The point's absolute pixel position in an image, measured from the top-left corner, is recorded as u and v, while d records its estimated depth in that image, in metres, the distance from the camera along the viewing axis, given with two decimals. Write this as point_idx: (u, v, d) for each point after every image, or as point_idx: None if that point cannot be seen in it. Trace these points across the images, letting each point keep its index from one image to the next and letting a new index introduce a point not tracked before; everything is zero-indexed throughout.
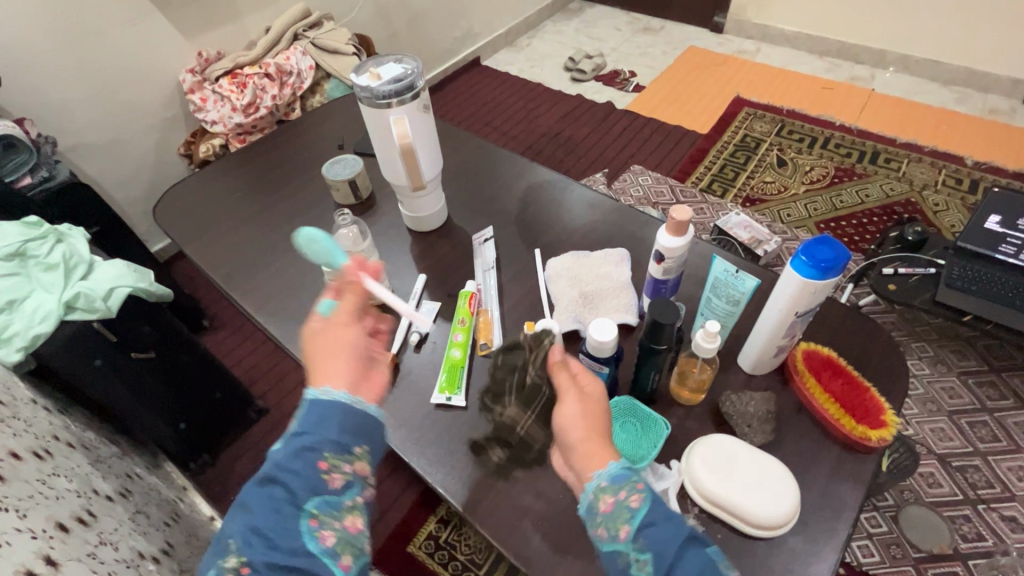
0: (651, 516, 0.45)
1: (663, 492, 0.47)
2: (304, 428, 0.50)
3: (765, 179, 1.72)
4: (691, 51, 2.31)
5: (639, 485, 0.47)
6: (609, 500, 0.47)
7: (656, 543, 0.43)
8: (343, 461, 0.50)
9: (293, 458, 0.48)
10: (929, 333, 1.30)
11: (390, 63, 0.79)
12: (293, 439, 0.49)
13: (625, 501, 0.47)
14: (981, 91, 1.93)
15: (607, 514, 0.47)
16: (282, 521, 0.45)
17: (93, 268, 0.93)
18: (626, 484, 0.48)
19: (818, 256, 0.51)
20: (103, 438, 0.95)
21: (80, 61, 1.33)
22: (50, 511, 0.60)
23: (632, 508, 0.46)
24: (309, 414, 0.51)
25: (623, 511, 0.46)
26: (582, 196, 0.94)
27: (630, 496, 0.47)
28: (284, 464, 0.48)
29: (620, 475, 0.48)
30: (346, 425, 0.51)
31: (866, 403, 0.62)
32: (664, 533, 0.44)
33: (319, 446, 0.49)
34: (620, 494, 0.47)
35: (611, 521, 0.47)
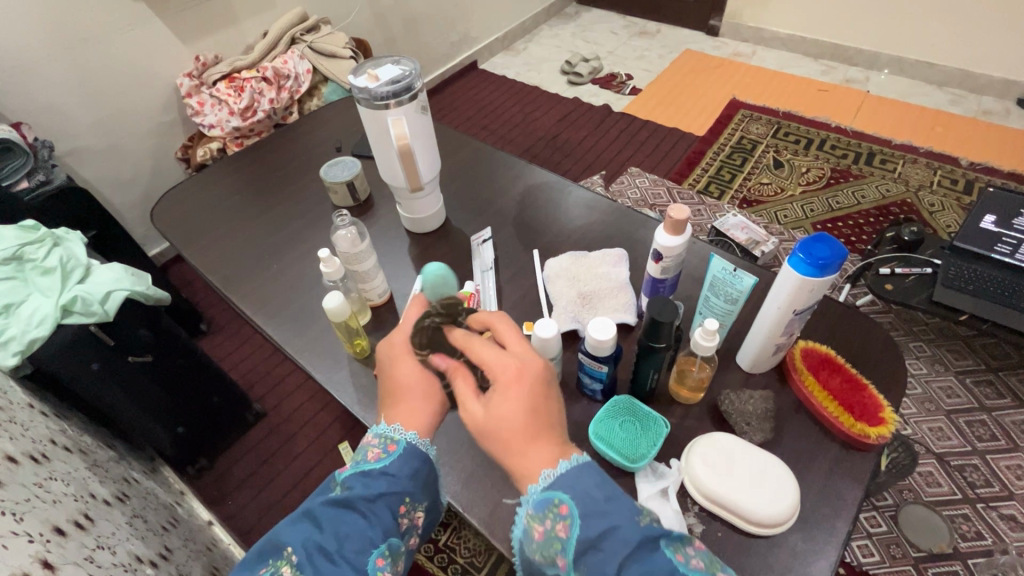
0: (582, 541, 0.42)
1: (589, 504, 0.44)
2: (395, 470, 0.49)
3: (761, 180, 1.73)
4: (687, 54, 2.32)
5: (561, 510, 0.45)
6: (540, 529, 0.45)
7: (593, 569, 0.41)
8: (414, 509, 0.50)
9: (379, 495, 0.48)
10: (926, 333, 1.30)
11: (388, 65, 0.79)
12: (382, 476, 0.49)
13: (554, 532, 0.44)
14: (975, 92, 1.94)
15: (541, 542, 0.45)
16: (354, 550, 0.44)
17: (91, 271, 0.93)
18: (549, 512, 0.45)
19: (815, 254, 0.51)
20: (100, 442, 0.95)
21: (77, 65, 1.33)
22: (46, 514, 0.60)
23: (561, 537, 0.44)
24: (403, 457, 0.50)
25: (555, 542, 0.44)
26: (579, 197, 0.94)
27: (556, 525, 0.44)
28: (368, 498, 0.47)
29: (540, 502, 0.45)
30: (426, 477, 0.52)
31: (865, 401, 0.62)
32: (598, 556, 0.41)
33: (403, 491, 0.49)
34: (548, 523, 0.45)
35: (546, 551, 0.45)
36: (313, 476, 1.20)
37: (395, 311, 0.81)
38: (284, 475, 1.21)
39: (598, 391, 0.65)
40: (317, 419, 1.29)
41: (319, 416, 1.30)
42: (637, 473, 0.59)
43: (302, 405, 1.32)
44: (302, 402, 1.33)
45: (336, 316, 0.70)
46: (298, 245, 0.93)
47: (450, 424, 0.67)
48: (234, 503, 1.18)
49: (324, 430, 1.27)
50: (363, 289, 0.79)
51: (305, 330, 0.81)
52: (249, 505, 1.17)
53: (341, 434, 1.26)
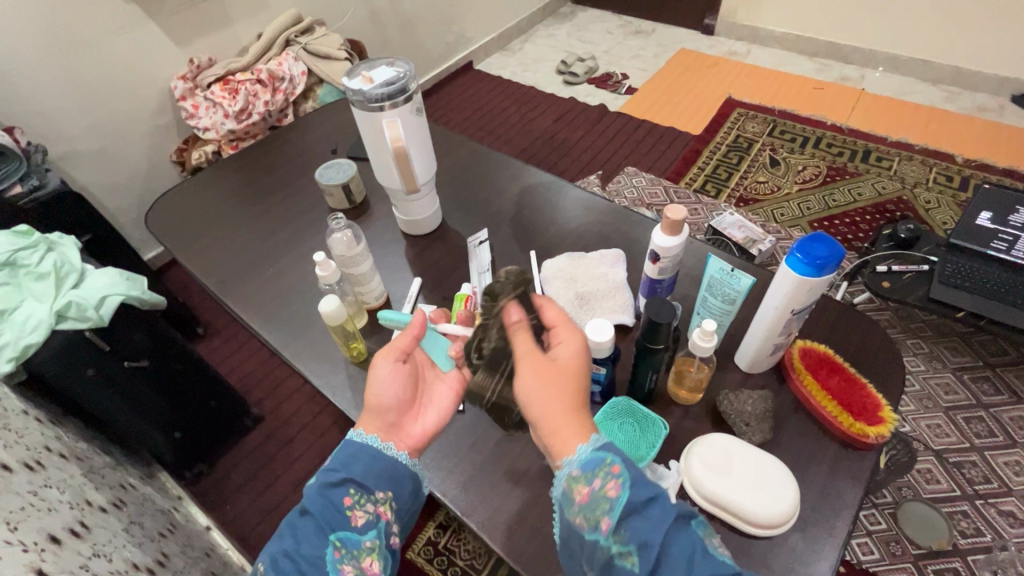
0: (632, 501, 0.43)
1: (641, 472, 0.46)
2: (332, 463, 0.53)
3: (758, 178, 1.73)
4: (682, 53, 2.33)
5: (613, 470, 0.46)
6: (584, 490, 0.46)
7: (639, 531, 0.42)
8: (367, 499, 0.51)
9: (321, 490, 0.50)
10: (924, 330, 1.30)
11: (382, 67, 0.79)
12: (323, 473, 0.52)
13: (603, 491, 0.45)
14: (970, 89, 1.95)
15: (584, 505, 0.45)
16: (307, 548, 0.48)
17: (85, 276, 0.92)
18: (599, 471, 0.46)
19: (812, 254, 0.51)
20: (96, 448, 0.94)
21: (70, 69, 1.32)
22: (41, 523, 0.59)
23: (611, 497, 0.44)
24: (341, 452, 0.53)
25: (602, 502, 0.45)
26: (576, 198, 0.94)
27: (605, 485, 0.45)
28: (311, 496, 0.50)
29: (591, 461, 0.46)
30: (371, 463, 0.52)
31: (863, 399, 0.62)
32: (644, 520, 0.42)
33: (343, 481, 0.51)
34: (596, 482, 0.45)
35: (590, 511, 0.45)
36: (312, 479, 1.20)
37: (392, 314, 0.81)
38: (282, 479, 1.20)
39: (597, 393, 0.64)
40: (315, 422, 1.29)
41: (317, 419, 1.29)
42: None
43: (300, 408, 1.32)
44: (300, 405, 1.32)
45: (332, 320, 0.70)
46: (294, 248, 0.93)
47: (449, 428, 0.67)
48: (232, 508, 1.17)
49: (322, 433, 1.27)
50: (360, 292, 0.78)
51: (302, 334, 0.80)
52: (247, 509, 1.17)
53: (339, 436, 1.25)
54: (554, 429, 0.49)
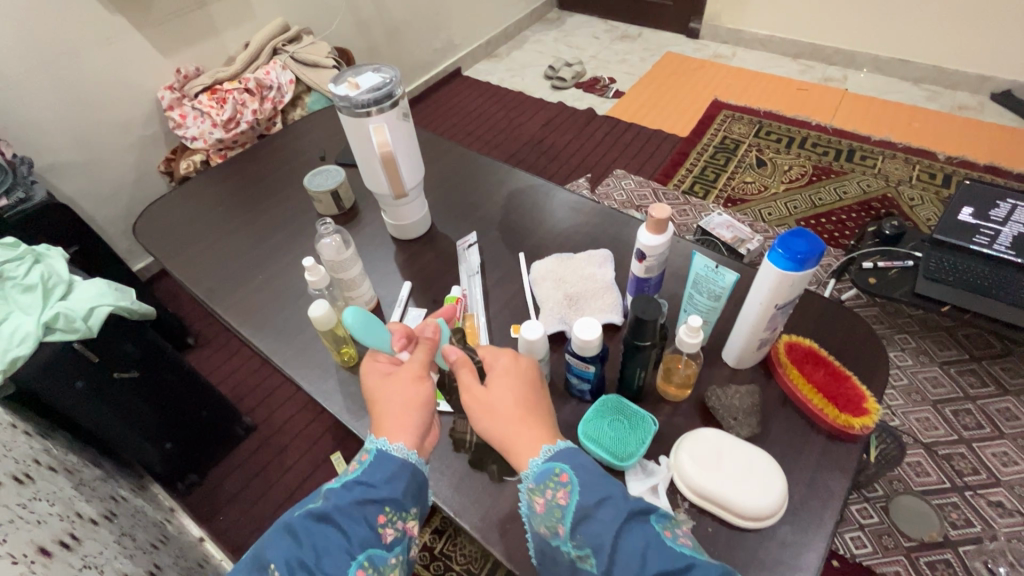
0: (580, 508, 0.46)
1: (589, 476, 0.48)
2: (370, 478, 0.50)
3: (745, 179, 1.75)
4: (668, 57, 2.35)
5: (561, 478, 0.48)
6: (540, 500, 0.49)
7: (590, 536, 0.45)
8: (398, 517, 0.50)
9: (356, 505, 0.48)
10: (911, 325, 1.32)
11: (368, 73, 0.79)
12: (356, 485, 0.50)
13: (555, 500, 0.48)
14: (950, 88, 1.98)
15: (544, 513, 0.49)
16: (332, 563, 0.45)
17: (73, 287, 0.92)
18: (549, 482, 0.49)
19: (793, 249, 0.52)
20: (86, 461, 0.93)
21: (55, 80, 1.31)
22: (31, 535, 0.59)
23: (562, 505, 0.47)
24: (380, 467, 0.51)
25: (556, 510, 0.48)
26: (564, 200, 0.95)
27: (556, 493, 0.48)
28: (343, 509, 0.47)
29: (541, 473, 0.49)
30: (410, 484, 0.51)
31: (848, 392, 0.63)
32: (595, 523, 0.45)
33: (382, 499, 0.49)
34: (549, 493, 0.48)
35: (549, 519, 0.48)
36: (306, 488, 1.19)
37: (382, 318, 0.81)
38: (276, 487, 1.20)
39: (587, 391, 0.65)
40: (308, 430, 1.28)
41: (310, 427, 1.29)
42: (627, 471, 0.60)
43: (293, 416, 1.31)
44: (293, 414, 1.32)
45: (322, 325, 0.70)
46: (283, 255, 0.93)
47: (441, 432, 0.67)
48: (225, 518, 1.16)
49: (315, 441, 1.26)
50: (350, 297, 0.79)
51: (292, 340, 0.80)
52: (241, 519, 1.16)
53: (333, 444, 1.25)
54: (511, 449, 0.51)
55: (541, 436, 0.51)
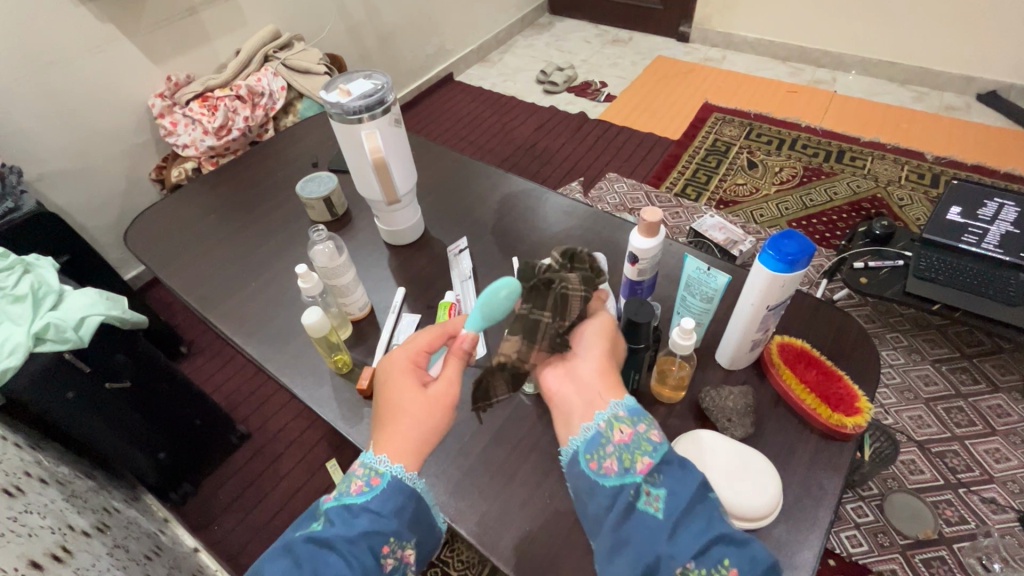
0: (672, 454, 0.47)
1: None
2: (377, 507, 0.48)
3: (737, 181, 1.76)
4: (659, 60, 2.37)
5: (657, 424, 0.49)
6: (628, 431, 0.48)
7: (672, 480, 0.44)
8: (399, 547, 0.48)
9: (361, 535, 0.46)
10: (902, 324, 1.33)
11: (359, 79, 0.79)
12: (364, 512, 0.48)
13: (646, 435, 0.47)
14: (937, 89, 2.01)
15: (619, 447, 0.47)
16: None
17: (63, 298, 0.91)
18: (644, 418, 0.49)
19: (783, 250, 0.52)
20: (78, 473, 0.93)
21: (45, 90, 1.31)
22: (22, 549, 0.58)
23: (653, 440, 0.47)
24: (386, 493, 0.49)
25: (642, 444, 0.47)
26: (556, 204, 0.95)
27: (650, 430, 0.48)
28: (349, 537, 0.46)
29: (637, 410, 0.49)
30: (412, 515, 0.50)
31: (840, 391, 0.63)
32: (677, 473, 0.45)
33: (387, 530, 0.48)
34: (640, 428, 0.48)
35: (626, 453, 0.46)
36: (301, 496, 1.18)
37: (376, 324, 0.81)
38: (272, 496, 1.19)
39: None
40: (303, 438, 1.27)
41: (306, 434, 1.28)
42: None
43: (287, 424, 1.30)
44: (287, 422, 1.31)
45: (316, 331, 0.70)
46: (276, 262, 0.93)
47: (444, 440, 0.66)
48: (219, 528, 1.15)
49: (309, 449, 1.25)
50: (343, 303, 0.78)
51: (286, 346, 0.80)
52: (236, 529, 1.15)
53: (328, 451, 1.24)
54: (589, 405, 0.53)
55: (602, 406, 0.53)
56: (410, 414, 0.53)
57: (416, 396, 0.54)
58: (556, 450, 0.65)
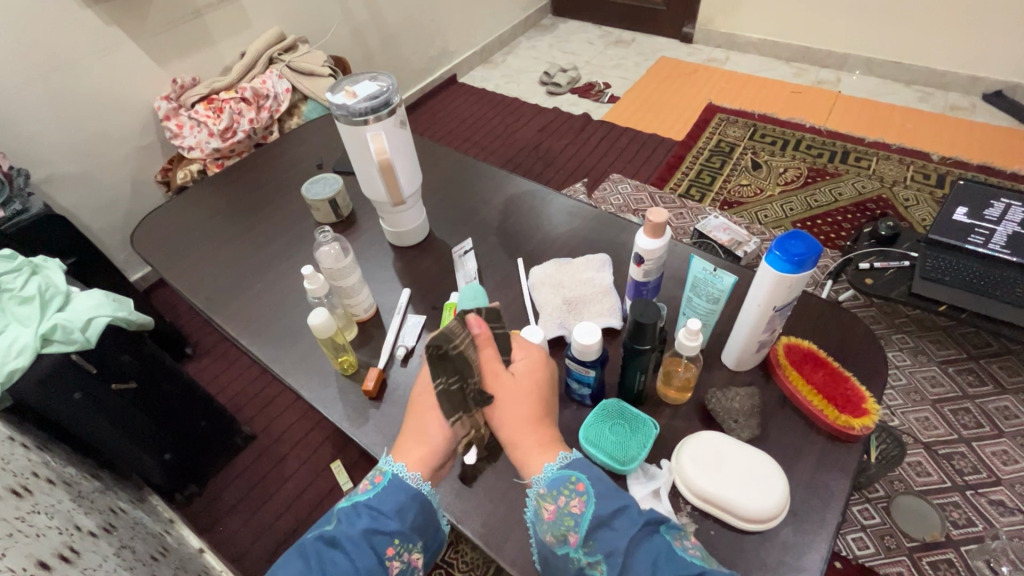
0: (596, 517, 0.48)
1: (603, 486, 0.50)
2: (381, 507, 0.52)
3: (741, 182, 1.76)
4: (663, 61, 2.37)
5: (577, 487, 0.50)
6: (552, 507, 0.50)
7: (604, 543, 0.46)
8: (405, 549, 0.51)
9: (366, 533, 0.49)
10: (908, 324, 1.33)
11: (365, 81, 0.79)
12: (367, 512, 0.51)
13: (568, 508, 0.49)
14: (942, 89, 2.00)
15: (551, 522, 0.50)
16: None
17: (71, 299, 0.92)
18: (565, 489, 0.50)
19: (791, 251, 0.52)
20: (85, 473, 0.93)
21: (53, 94, 1.32)
22: (30, 549, 0.59)
23: (575, 513, 0.49)
24: (389, 494, 0.53)
25: (568, 519, 0.49)
26: (561, 205, 0.95)
27: (570, 501, 0.50)
28: (353, 536, 0.49)
29: (557, 479, 0.51)
30: (416, 517, 0.53)
31: (847, 392, 0.63)
32: (610, 533, 0.47)
33: (391, 530, 0.51)
34: (562, 499, 0.50)
35: (558, 527, 0.49)
36: (305, 497, 1.19)
37: (381, 326, 0.81)
38: (276, 497, 1.19)
39: (587, 396, 0.65)
40: (307, 439, 1.28)
41: (310, 435, 1.28)
42: (628, 475, 0.60)
43: (292, 425, 1.31)
44: (292, 423, 1.31)
45: (322, 332, 0.70)
46: (281, 263, 0.93)
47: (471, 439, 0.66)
48: (224, 529, 1.16)
49: (314, 450, 1.26)
50: (349, 304, 0.78)
51: (292, 348, 0.80)
52: (241, 530, 1.15)
53: (332, 453, 1.24)
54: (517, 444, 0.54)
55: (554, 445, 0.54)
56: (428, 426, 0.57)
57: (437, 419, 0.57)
58: None
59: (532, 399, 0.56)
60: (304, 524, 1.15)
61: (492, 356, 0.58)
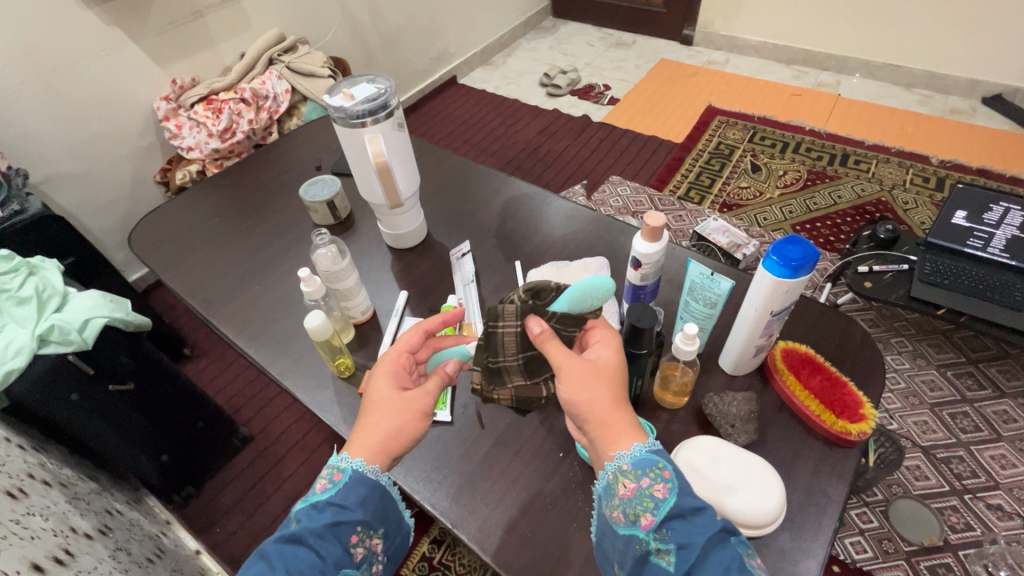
0: (676, 508, 0.45)
1: (686, 483, 0.48)
2: (341, 500, 0.50)
3: (740, 184, 1.76)
4: (663, 64, 2.37)
5: (664, 473, 0.47)
6: (631, 485, 0.47)
7: (678, 534, 0.44)
8: (367, 536, 0.51)
9: (328, 526, 0.48)
10: (906, 328, 1.33)
11: (363, 83, 0.79)
12: (328, 507, 0.50)
13: (650, 490, 0.46)
14: (941, 92, 2.00)
15: (627, 500, 0.47)
16: None
17: (68, 299, 0.92)
18: (650, 471, 0.47)
19: (788, 256, 0.52)
20: (82, 474, 0.93)
21: (52, 95, 1.32)
22: (24, 551, 0.58)
23: (657, 497, 0.46)
24: (349, 486, 0.51)
25: (647, 500, 0.46)
26: (559, 207, 0.95)
27: (654, 485, 0.46)
28: (317, 530, 0.48)
29: (644, 460, 0.48)
30: (379, 506, 0.52)
31: (844, 398, 0.63)
32: (686, 525, 0.44)
33: (355, 521, 0.50)
34: (646, 481, 0.47)
35: (633, 507, 0.47)
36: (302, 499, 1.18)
37: (378, 328, 0.81)
38: (273, 498, 1.19)
39: None
40: (305, 440, 1.28)
41: (308, 436, 1.28)
42: None
43: (290, 427, 1.31)
44: (289, 424, 1.31)
45: (318, 335, 0.69)
46: (279, 265, 0.93)
47: (468, 444, 0.66)
48: (221, 531, 1.15)
49: (311, 451, 1.25)
50: (345, 307, 0.78)
51: (288, 350, 0.80)
52: (238, 531, 1.15)
53: (330, 454, 1.24)
54: (606, 423, 0.49)
55: (632, 430, 0.49)
56: (383, 412, 0.54)
57: (389, 401, 0.54)
58: (558, 455, 0.65)
59: (615, 387, 0.51)
60: None
61: (559, 349, 0.52)
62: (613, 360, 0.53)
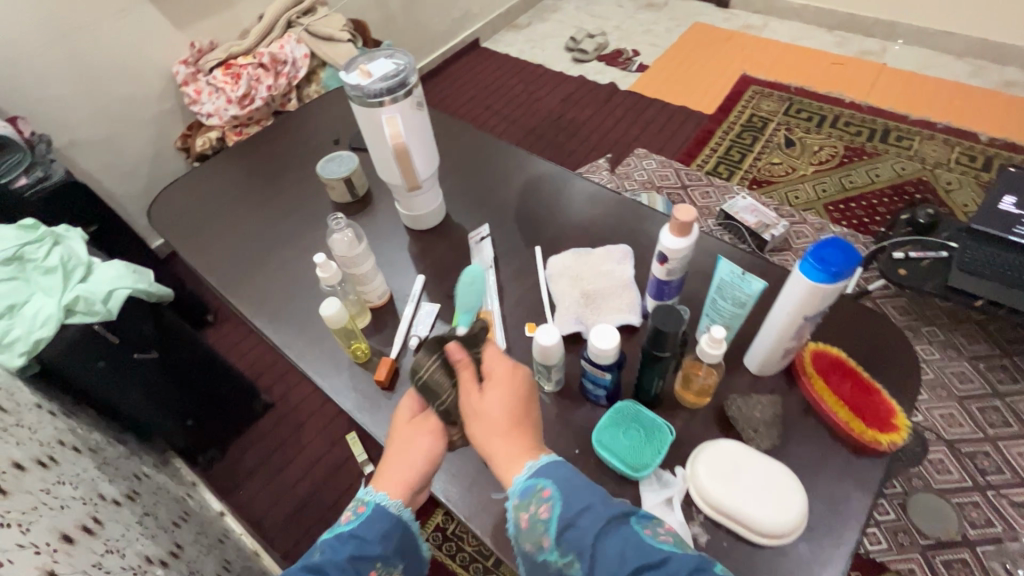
0: (562, 520, 0.45)
1: (570, 485, 0.47)
2: (364, 532, 0.51)
3: (772, 160, 1.68)
4: (696, 27, 2.25)
5: (543, 493, 0.47)
6: (524, 516, 0.48)
7: (573, 543, 0.44)
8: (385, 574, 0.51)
9: (351, 559, 0.49)
10: (940, 317, 1.27)
11: (380, 58, 0.76)
12: (350, 539, 0.51)
13: (537, 516, 0.47)
14: (998, 62, 1.86)
15: (527, 530, 0.47)
16: None
17: (93, 268, 0.92)
18: (532, 497, 0.48)
19: (827, 261, 0.49)
20: (111, 438, 0.96)
21: (72, 58, 1.30)
22: (53, 522, 0.60)
23: (544, 519, 0.46)
24: (371, 521, 0.52)
25: (539, 526, 0.47)
26: (582, 188, 0.92)
27: (539, 509, 0.47)
28: (339, 562, 0.48)
29: (525, 488, 0.48)
30: (399, 543, 0.53)
31: (876, 406, 0.60)
32: (577, 532, 0.44)
33: (375, 556, 0.50)
34: (532, 508, 0.47)
35: (532, 536, 0.47)
36: (320, 466, 1.21)
37: (395, 312, 0.80)
38: (294, 464, 1.22)
39: (601, 397, 0.64)
40: (323, 410, 1.30)
41: (326, 406, 1.31)
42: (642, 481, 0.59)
43: (308, 396, 1.33)
44: (308, 394, 1.33)
45: (333, 323, 0.69)
46: (296, 242, 0.92)
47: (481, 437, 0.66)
48: (244, 494, 1.20)
49: (329, 421, 1.28)
50: (362, 291, 0.77)
51: (305, 331, 0.80)
52: (260, 495, 1.19)
53: (347, 424, 1.26)
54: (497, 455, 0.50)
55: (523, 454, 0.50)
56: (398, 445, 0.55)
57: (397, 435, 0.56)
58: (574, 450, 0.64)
59: (507, 413, 0.51)
60: (320, 490, 1.18)
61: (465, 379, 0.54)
62: (509, 382, 0.53)
